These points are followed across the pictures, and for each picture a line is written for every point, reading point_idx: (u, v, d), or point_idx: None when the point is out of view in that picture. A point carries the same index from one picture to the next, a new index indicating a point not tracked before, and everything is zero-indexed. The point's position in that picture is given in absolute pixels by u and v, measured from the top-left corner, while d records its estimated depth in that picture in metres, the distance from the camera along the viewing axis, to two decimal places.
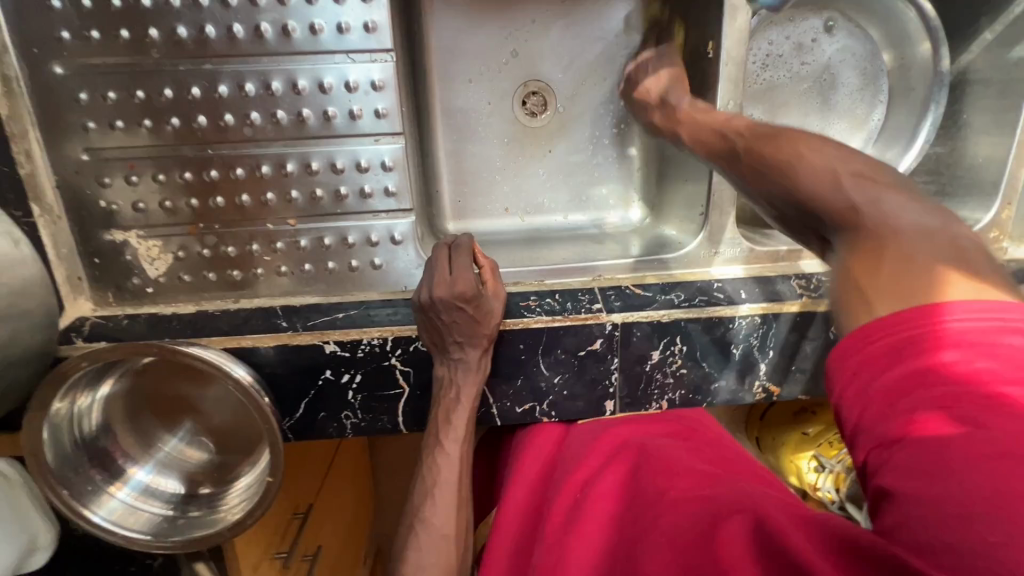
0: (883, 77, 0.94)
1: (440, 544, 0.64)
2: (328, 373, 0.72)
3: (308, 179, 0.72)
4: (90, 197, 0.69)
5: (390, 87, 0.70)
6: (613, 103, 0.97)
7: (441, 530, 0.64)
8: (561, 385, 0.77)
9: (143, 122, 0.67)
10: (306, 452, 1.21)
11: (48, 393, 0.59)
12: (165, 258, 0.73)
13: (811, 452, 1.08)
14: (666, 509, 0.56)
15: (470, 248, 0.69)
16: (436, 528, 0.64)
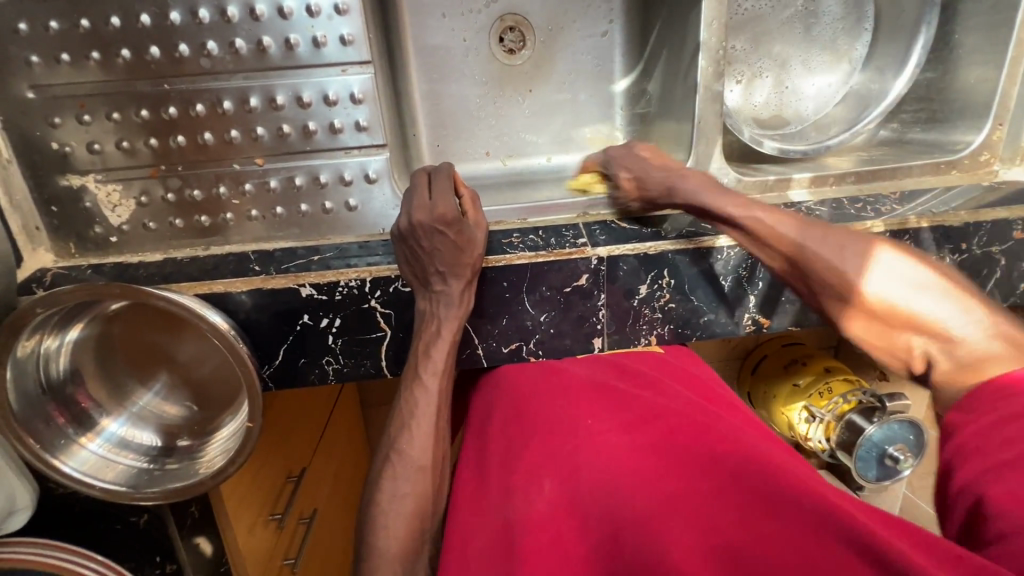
0: (868, 2, 0.92)
1: (415, 475, 0.63)
2: (306, 317, 0.69)
3: (273, 115, 0.68)
4: (41, 139, 0.65)
5: (354, 11, 0.65)
6: (594, 37, 0.93)
7: (418, 461, 0.63)
8: (548, 323, 0.75)
9: (91, 54, 0.63)
10: (298, 416, 1.19)
11: (9, 336, 0.56)
12: (127, 203, 0.69)
13: (802, 403, 1.07)
14: (692, 463, 0.53)
15: (451, 175, 0.66)
16: (412, 460, 0.63)
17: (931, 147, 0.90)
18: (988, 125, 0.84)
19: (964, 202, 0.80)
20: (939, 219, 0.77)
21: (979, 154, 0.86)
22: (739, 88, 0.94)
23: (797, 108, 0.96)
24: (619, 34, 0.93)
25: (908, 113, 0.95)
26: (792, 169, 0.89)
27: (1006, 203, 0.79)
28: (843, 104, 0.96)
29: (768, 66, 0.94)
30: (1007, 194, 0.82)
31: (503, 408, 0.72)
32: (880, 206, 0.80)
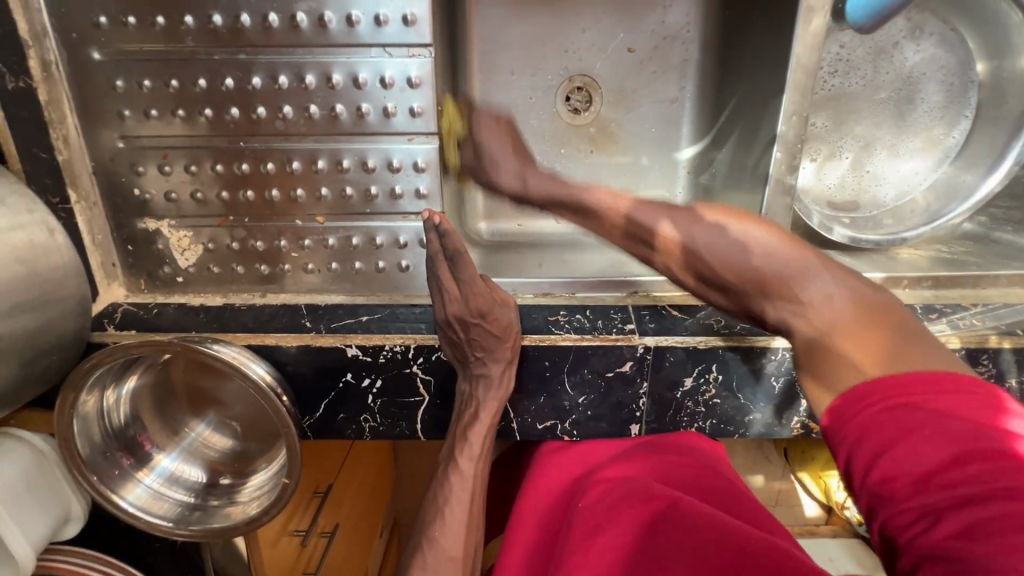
0: (973, 90, 0.86)
1: (448, 567, 0.62)
2: (349, 376, 0.71)
3: (338, 177, 0.70)
4: (125, 184, 0.69)
5: (426, 85, 0.66)
6: (662, 103, 0.90)
7: (449, 552, 0.63)
8: (586, 406, 0.73)
9: (177, 111, 0.66)
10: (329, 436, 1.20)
11: (74, 391, 0.60)
12: (195, 248, 0.73)
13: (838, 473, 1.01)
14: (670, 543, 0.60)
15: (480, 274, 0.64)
16: (443, 550, 0.63)
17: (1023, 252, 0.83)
18: None
19: None
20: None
21: None
22: (813, 165, 0.89)
23: (876, 193, 0.90)
24: (689, 102, 0.90)
25: (1000, 208, 0.88)
26: (861, 261, 0.84)
27: None
28: (927, 194, 0.90)
29: (847, 146, 0.88)
30: None
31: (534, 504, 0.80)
32: (955, 319, 0.75)
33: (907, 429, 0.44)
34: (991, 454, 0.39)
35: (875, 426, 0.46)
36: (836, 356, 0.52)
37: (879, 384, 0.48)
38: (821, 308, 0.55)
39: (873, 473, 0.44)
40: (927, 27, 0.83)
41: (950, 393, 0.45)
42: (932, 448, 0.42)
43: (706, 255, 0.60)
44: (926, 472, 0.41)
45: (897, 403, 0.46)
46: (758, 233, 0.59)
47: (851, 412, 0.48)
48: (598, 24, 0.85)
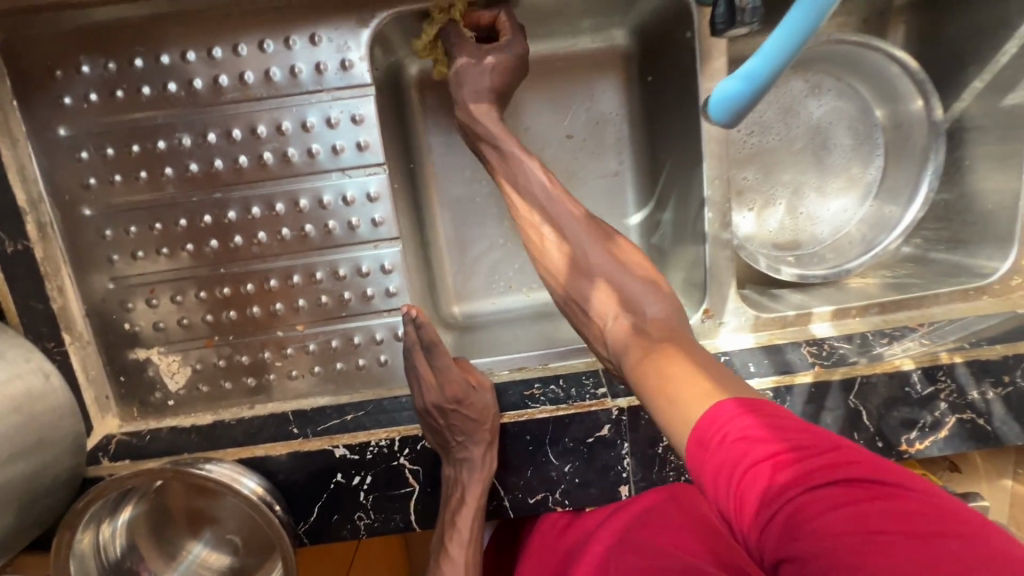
0: (878, 131, 0.96)
1: None
2: (339, 476, 0.73)
3: (313, 288, 0.76)
4: (116, 321, 0.75)
5: (384, 197, 0.74)
6: (607, 177, 0.98)
7: None
8: (573, 474, 0.75)
9: (162, 249, 0.73)
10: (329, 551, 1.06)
11: (67, 531, 0.62)
12: (184, 370, 0.77)
13: None
14: None
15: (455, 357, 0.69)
16: None
17: (959, 268, 0.88)
18: (1014, 251, 0.83)
19: (998, 332, 0.79)
20: (974, 353, 0.76)
21: (1010, 279, 0.83)
22: (751, 215, 0.97)
23: (814, 231, 0.98)
24: (630, 173, 0.99)
25: (930, 230, 0.94)
26: (813, 297, 0.89)
27: None
28: (861, 226, 0.97)
29: (779, 193, 0.97)
30: None
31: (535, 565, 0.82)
32: (906, 341, 0.79)
33: (761, 448, 0.40)
34: (843, 465, 0.38)
35: (726, 454, 0.42)
36: (670, 372, 0.51)
37: (725, 405, 0.44)
38: (656, 327, 0.57)
39: (737, 500, 0.40)
40: (825, 85, 0.94)
41: (773, 412, 0.43)
42: (781, 462, 0.39)
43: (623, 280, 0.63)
44: (775, 493, 0.38)
45: (744, 429, 0.42)
46: (653, 291, 0.61)
47: (698, 450, 0.44)
48: (537, 118, 0.95)
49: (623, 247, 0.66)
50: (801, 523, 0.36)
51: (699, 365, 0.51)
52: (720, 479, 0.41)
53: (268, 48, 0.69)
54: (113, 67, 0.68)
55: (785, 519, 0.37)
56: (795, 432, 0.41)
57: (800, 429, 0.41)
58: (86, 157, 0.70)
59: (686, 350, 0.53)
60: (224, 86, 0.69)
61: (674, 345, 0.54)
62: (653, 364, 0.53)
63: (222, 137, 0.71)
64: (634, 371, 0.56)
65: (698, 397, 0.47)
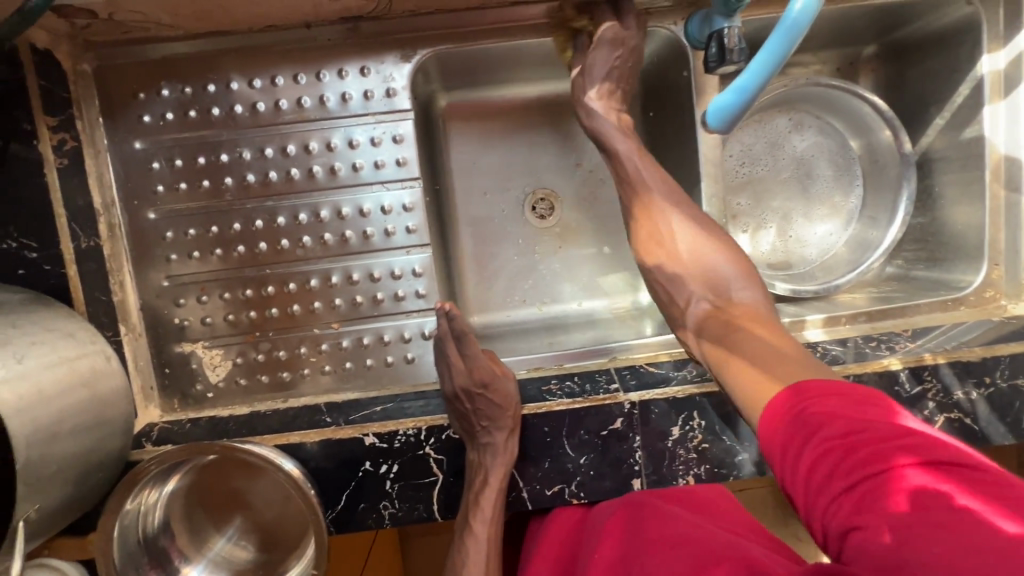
0: (856, 164, 1.06)
1: None
2: (367, 464, 0.77)
3: (350, 289, 0.83)
4: (166, 315, 0.81)
5: (418, 208, 0.82)
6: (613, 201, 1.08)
7: None
8: (588, 466, 0.79)
9: (215, 251, 0.81)
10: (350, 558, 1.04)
11: (123, 494, 0.64)
12: (225, 364, 0.83)
13: None
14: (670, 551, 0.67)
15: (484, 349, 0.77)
16: None
17: (937, 283, 0.97)
18: (984, 266, 0.91)
19: (976, 337, 0.86)
20: (955, 355, 0.83)
21: (983, 292, 0.91)
22: (746, 236, 1.06)
23: (803, 253, 1.07)
24: None
25: (909, 251, 1.03)
26: (805, 309, 0.97)
27: (1019, 337, 0.84)
28: (846, 248, 1.07)
29: (770, 218, 1.06)
30: (1021, 328, 0.86)
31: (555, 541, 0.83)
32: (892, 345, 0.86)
33: (831, 428, 0.47)
34: (910, 448, 0.44)
35: (801, 429, 0.49)
36: (750, 347, 0.62)
37: (786, 393, 0.53)
38: (746, 311, 0.70)
39: (806, 469, 0.47)
40: (806, 123, 1.06)
41: (861, 397, 0.49)
42: (853, 444, 0.45)
43: (710, 261, 0.76)
44: (851, 470, 0.45)
45: (820, 409, 0.49)
46: (719, 260, 0.75)
47: (774, 423, 0.52)
48: (549, 146, 1.06)
49: (666, 210, 0.79)
50: (868, 501, 0.43)
51: (760, 345, 0.62)
52: (797, 449, 0.48)
53: (325, 78, 0.80)
54: (189, 91, 0.79)
55: (862, 493, 0.43)
56: (868, 415, 0.47)
57: (875, 415, 0.47)
58: (157, 167, 0.79)
59: (773, 327, 0.66)
60: (283, 109, 0.80)
61: (752, 322, 0.67)
62: (716, 343, 0.67)
63: (278, 152, 0.80)
64: (716, 360, 0.67)
65: (769, 385, 0.56)
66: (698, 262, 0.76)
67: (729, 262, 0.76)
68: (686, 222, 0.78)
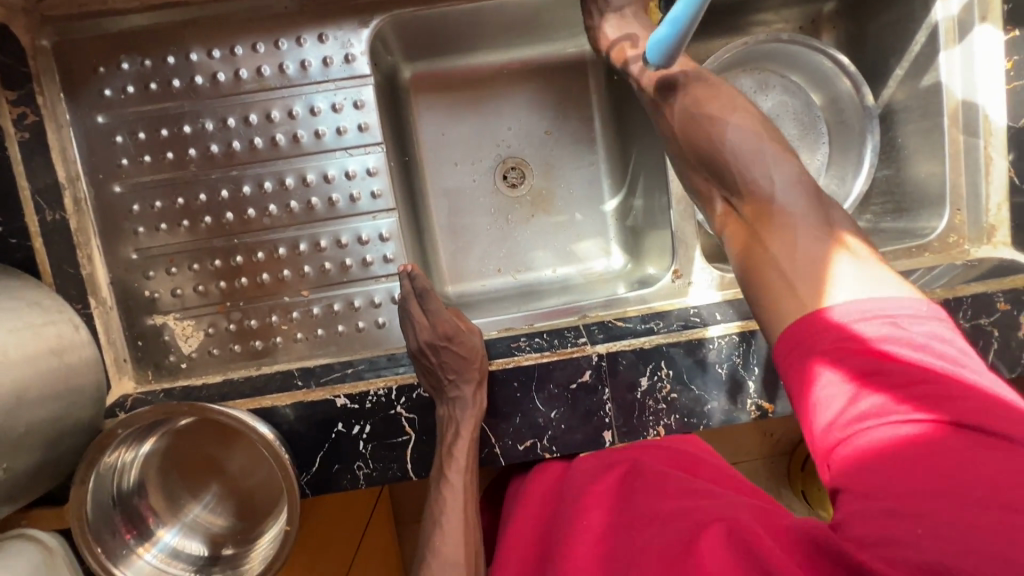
0: (822, 121, 1.07)
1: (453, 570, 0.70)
2: (340, 426, 0.77)
3: (317, 255, 0.84)
4: (136, 288, 0.82)
5: (382, 172, 0.83)
6: (582, 167, 1.09)
7: (451, 556, 0.71)
8: (559, 420, 0.80)
9: (183, 222, 0.82)
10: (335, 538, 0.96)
11: (96, 452, 0.65)
12: (198, 334, 0.84)
13: None
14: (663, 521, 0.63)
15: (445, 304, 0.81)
16: (446, 557, 0.71)
17: (904, 232, 0.97)
18: (946, 212, 0.92)
19: (942, 281, 0.87)
20: None
21: (946, 238, 0.92)
22: None
23: None
24: (603, 164, 1.09)
25: (877, 205, 1.04)
26: None
27: (982, 278, 0.85)
28: None
29: None
30: (984, 270, 0.87)
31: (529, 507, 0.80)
32: None
33: (842, 372, 0.48)
34: (920, 404, 0.44)
35: (819, 364, 0.50)
36: (758, 263, 0.61)
37: (808, 319, 0.54)
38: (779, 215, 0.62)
39: (812, 404, 0.50)
40: (770, 82, 1.07)
41: (883, 333, 0.49)
42: (866, 392, 0.47)
43: (752, 147, 0.66)
44: (856, 416, 0.46)
45: (839, 345, 0.50)
46: (764, 144, 0.66)
47: (789, 345, 0.54)
48: (517, 114, 1.07)
49: (705, 97, 0.71)
50: (865, 448, 0.45)
51: (788, 251, 0.60)
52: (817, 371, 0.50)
53: (282, 46, 0.80)
54: (149, 64, 0.79)
55: (860, 441, 0.45)
56: (886, 360, 0.47)
57: (899, 361, 0.47)
58: (121, 141, 0.80)
59: (776, 229, 0.62)
60: (244, 78, 0.80)
61: (774, 224, 0.62)
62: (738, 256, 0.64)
63: (240, 121, 0.81)
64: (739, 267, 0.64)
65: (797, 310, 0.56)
66: (710, 164, 0.68)
67: (767, 139, 0.66)
68: (721, 107, 0.69)
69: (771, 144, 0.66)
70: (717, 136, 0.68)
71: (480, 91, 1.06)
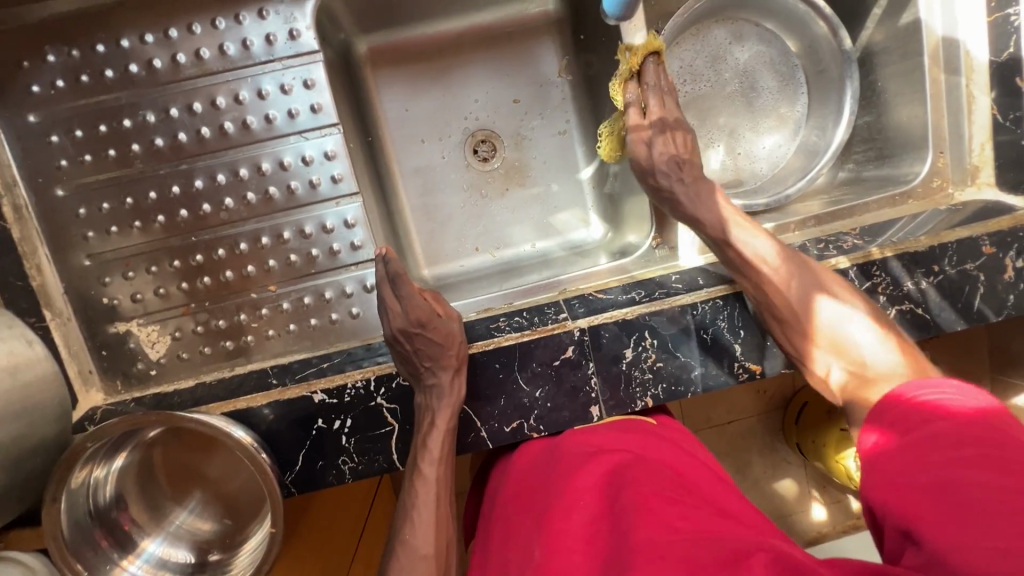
0: (800, 70, 1.03)
1: (422, 564, 0.68)
2: (320, 422, 0.75)
3: (281, 248, 0.80)
4: (94, 296, 0.78)
5: (341, 155, 0.79)
6: (555, 135, 1.05)
7: (420, 550, 0.69)
8: (544, 398, 0.79)
9: (135, 223, 0.78)
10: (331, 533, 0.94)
11: (67, 466, 0.62)
12: (164, 339, 0.80)
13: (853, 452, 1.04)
14: (669, 524, 0.59)
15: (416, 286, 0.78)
16: (415, 550, 0.69)
17: (888, 180, 0.95)
18: (929, 155, 0.89)
19: (929, 227, 0.84)
20: (903, 246, 0.82)
21: (931, 182, 0.90)
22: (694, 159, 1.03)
23: (753, 168, 1.05)
24: (576, 130, 1.05)
25: (859, 154, 1.01)
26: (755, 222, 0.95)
27: (968, 222, 0.83)
28: (796, 157, 1.04)
29: (715, 136, 1.03)
30: (969, 214, 0.85)
31: (517, 490, 0.76)
32: (839, 245, 0.85)
33: (920, 431, 0.53)
34: (995, 461, 0.47)
35: (903, 424, 0.56)
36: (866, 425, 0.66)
37: (892, 400, 0.60)
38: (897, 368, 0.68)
39: (887, 456, 0.54)
40: (744, 32, 1.02)
41: (967, 406, 0.54)
42: (942, 446, 0.51)
43: (847, 309, 0.74)
44: (930, 464, 0.50)
45: (923, 414, 0.55)
46: (866, 322, 0.73)
47: (878, 413, 0.60)
48: (483, 81, 1.02)
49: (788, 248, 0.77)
50: (938, 488, 0.48)
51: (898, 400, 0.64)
52: (885, 438, 0.57)
53: (221, 25, 0.75)
54: (77, 54, 0.73)
55: (929, 483, 0.49)
56: (965, 428, 0.51)
57: (980, 426, 0.51)
58: (57, 140, 0.74)
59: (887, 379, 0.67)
60: (182, 64, 0.75)
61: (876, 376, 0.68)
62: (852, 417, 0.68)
63: (184, 111, 0.76)
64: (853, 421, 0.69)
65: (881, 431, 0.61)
66: (815, 329, 0.74)
67: (860, 310, 0.74)
68: (805, 269, 0.76)
69: (869, 313, 0.74)
70: (813, 297, 0.75)
71: (441, 62, 1.01)
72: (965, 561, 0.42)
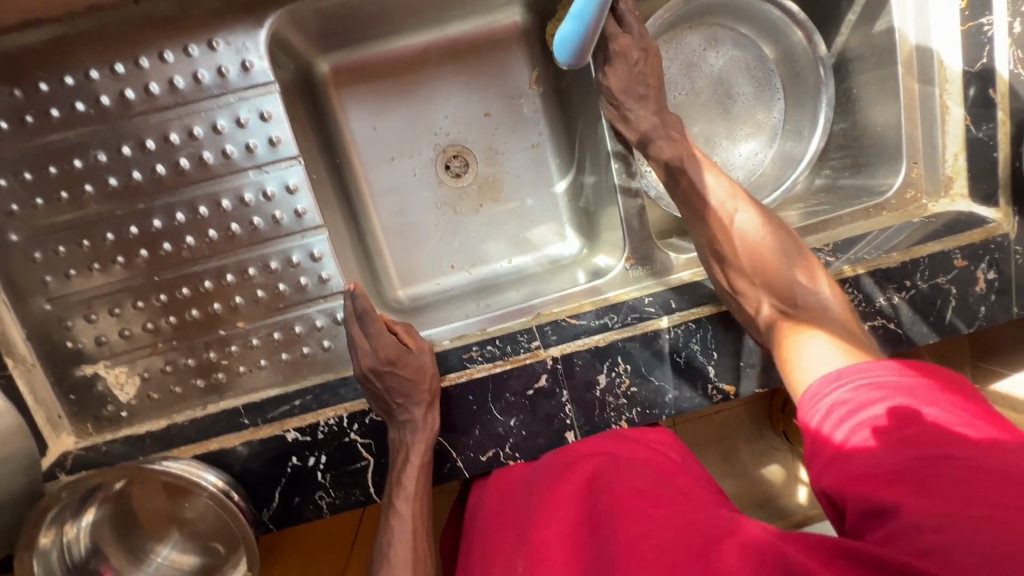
0: (776, 75, 1.01)
1: None
2: (295, 460, 0.75)
3: (247, 284, 0.79)
4: (57, 340, 0.77)
5: (304, 188, 0.77)
6: (527, 149, 1.03)
7: None
8: (519, 427, 0.79)
9: (94, 265, 0.76)
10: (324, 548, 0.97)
11: (33, 529, 0.62)
12: (133, 380, 0.79)
13: None
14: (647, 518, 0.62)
15: (382, 319, 0.77)
16: None
17: (863, 189, 0.93)
18: (903, 166, 0.88)
19: (902, 241, 0.84)
20: (874, 263, 0.83)
21: (904, 193, 0.89)
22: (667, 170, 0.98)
23: (729, 177, 1.02)
24: (549, 144, 1.03)
25: (835, 160, 0.99)
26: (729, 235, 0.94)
27: (939, 236, 0.84)
28: (772, 165, 1.02)
29: (693, 145, 1.01)
30: (941, 226, 0.85)
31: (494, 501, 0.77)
32: None
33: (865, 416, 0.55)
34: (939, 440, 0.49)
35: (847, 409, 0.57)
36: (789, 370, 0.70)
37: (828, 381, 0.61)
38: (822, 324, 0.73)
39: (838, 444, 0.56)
40: (719, 37, 0.99)
41: (902, 382, 0.56)
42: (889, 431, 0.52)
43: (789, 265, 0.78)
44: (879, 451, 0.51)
45: (863, 395, 0.57)
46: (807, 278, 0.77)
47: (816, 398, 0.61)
48: (452, 96, 0.99)
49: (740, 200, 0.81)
50: (891, 474, 0.49)
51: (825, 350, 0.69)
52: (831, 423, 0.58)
53: (170, 58, 0.72)
54: (20, 94, 0.71)
55: (883, 470, 0.50)
56: (905, 407, 0.54)
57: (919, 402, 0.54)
58: (6, 184, 0.72)
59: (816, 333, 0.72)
60: (131, 100, 0.72)
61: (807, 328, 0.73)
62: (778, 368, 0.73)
63: (136, 149, 0.74)
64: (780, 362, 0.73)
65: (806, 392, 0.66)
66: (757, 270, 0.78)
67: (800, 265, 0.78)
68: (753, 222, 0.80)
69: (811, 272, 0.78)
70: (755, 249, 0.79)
71: (406, 78, 0.98)
72: (933, 541, 0.43)
